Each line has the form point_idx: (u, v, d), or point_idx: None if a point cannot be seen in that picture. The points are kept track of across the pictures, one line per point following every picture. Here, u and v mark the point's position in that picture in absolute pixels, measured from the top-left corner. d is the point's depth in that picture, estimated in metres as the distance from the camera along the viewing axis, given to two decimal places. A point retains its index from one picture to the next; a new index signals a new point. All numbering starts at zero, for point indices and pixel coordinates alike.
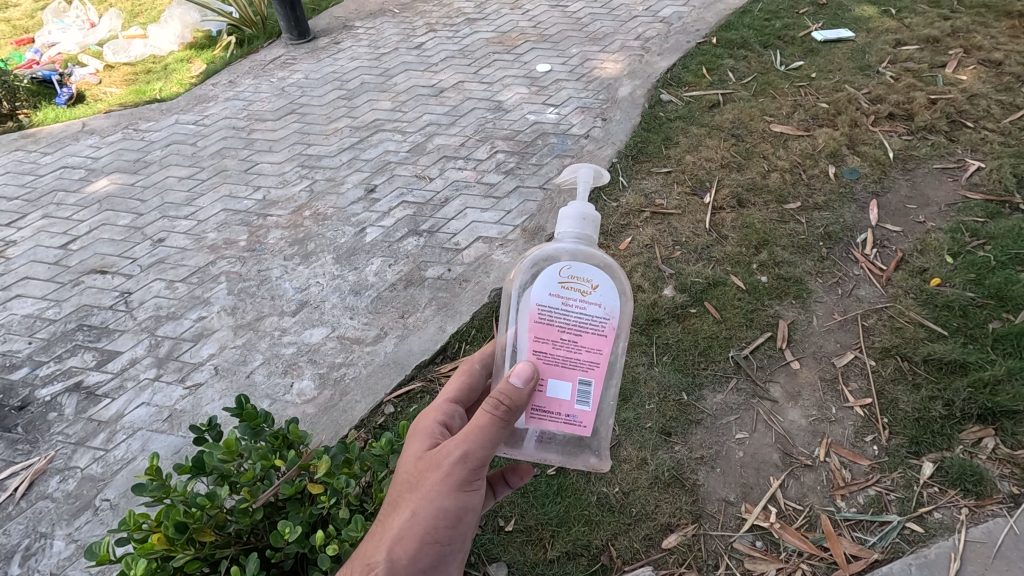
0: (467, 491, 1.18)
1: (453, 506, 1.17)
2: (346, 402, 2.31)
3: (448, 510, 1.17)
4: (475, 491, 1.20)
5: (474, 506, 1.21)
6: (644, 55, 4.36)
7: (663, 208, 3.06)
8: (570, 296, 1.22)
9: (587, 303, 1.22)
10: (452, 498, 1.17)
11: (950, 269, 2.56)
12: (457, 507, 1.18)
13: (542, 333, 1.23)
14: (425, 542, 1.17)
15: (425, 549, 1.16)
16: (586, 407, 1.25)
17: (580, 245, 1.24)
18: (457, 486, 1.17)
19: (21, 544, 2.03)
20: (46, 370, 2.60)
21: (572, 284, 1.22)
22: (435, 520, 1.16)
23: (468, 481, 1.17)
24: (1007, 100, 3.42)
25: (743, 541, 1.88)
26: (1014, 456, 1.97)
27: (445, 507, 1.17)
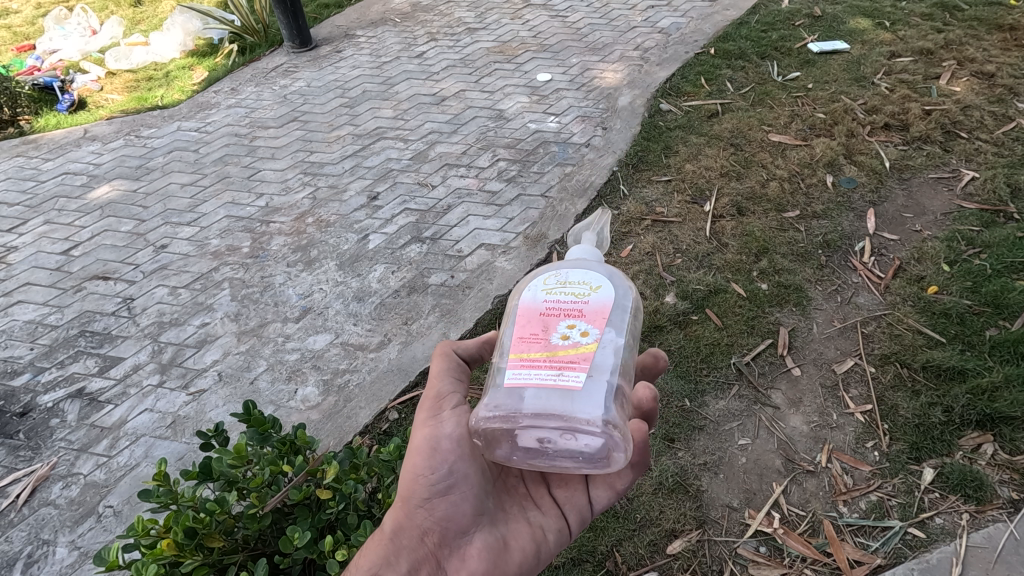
0: (432, 422, 1.35)
1: (421, 439, 1.34)
2: (351, 408, 2.31)
3: (418, 445, 1.34)
4: (442, 420, 1.35)
5: (447, 434, 1.33)
6: (643, 65, 4.41)
7: (664, 216, 3.09)
8: (568, 294, 1.30)
9: (586, 299, 1.28)
10: (420, 434, 1.35)
11: (946, 277, 2.59)
12: (427, 438, 1.34)
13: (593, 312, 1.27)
14: (410, 480, 1.33)
15: (414, 484, 1.32)
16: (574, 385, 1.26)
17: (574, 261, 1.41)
18: (421, 423, 1.36)
19: (23, 551, 2.02)
20: (47, 376, 2.58)
21: (566, 287, 1.31)
22: (412, 456, 1.34)
23: (430, 414, 1.36)
24: (999, 112, 3.48)
25: (747, 547, 1.89)
26: (1013, 461, 1.99)
27: (418, 442, 1.34)
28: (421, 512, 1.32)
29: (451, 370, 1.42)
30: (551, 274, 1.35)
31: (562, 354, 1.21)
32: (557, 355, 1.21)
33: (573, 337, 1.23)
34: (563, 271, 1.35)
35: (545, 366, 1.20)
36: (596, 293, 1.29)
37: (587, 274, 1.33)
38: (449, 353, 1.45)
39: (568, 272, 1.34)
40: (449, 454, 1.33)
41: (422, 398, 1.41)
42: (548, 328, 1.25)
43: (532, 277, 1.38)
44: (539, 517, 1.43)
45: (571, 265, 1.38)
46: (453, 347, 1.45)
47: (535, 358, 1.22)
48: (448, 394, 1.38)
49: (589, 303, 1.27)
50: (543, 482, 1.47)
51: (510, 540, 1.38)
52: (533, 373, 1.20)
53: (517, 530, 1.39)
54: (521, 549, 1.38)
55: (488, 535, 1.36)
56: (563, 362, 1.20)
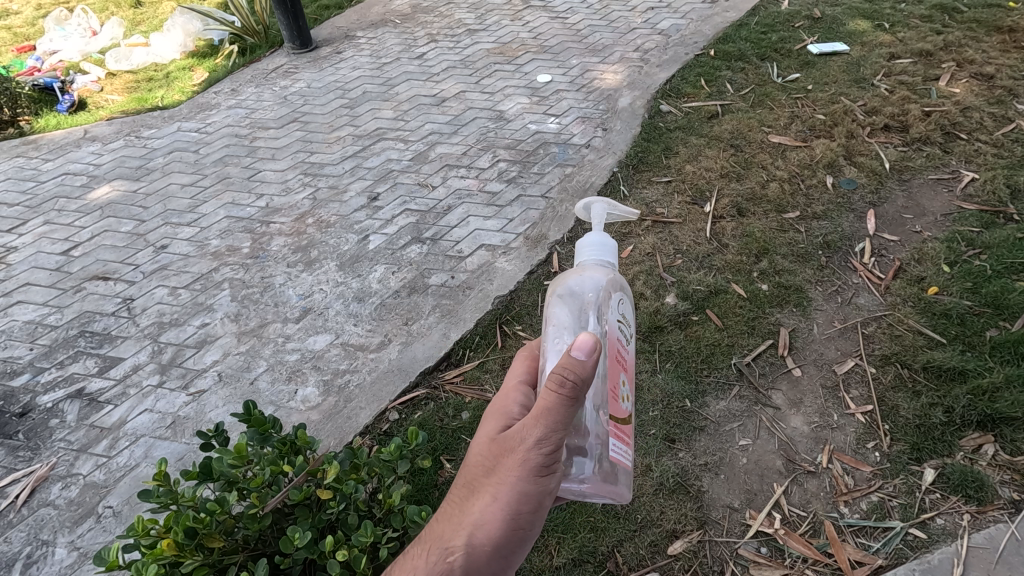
0: (547, 475, 1.17)
1: (533, 493, 1.17)
2: (351, 409, 2.31)
3: (527, 495, 1.17)
4: (555, 476, 1.18)
5: (554, 489, 1.20)
6: (643, 66, 4.41)
7: (664, 217, 3.09)
8: (627, 335, 1.29)
9: (635, 346, 1.33)
10: (530, 483, 1.17)
11: (947, 278, 2.59)
12: (538, 492, 1.17)
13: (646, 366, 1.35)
14: (509, 529, 1.20)
15: (506, 533, 1.20)
16: None
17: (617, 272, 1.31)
18: (534, 472, 1.16)
19: (22, 552, 2.01)
20: (46, 377, 2.58)
21: (627, 325, 1.29)
22: (516, 506, 1.17)
23: (546, 465, 1.16)
24: (999, 113, 3.49)
25: (748, 548, 1.89)
26: (1014, 462, 1.99)
27: (525, 493, 1.17)
28: (504, 558, 1.23)
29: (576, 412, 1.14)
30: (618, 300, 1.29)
31: (637, 425, 1.28)
32: (635, 422, 1.28)
33: (636, 400, 1.30)
34: (624, 298, 1.30)
35: (632, 438, 1.25)
36: (638, 341, 1.36)
37: (632, 314, 1.35)
38: (578, 397, 1.11)
39: (626, 305, 1.32)
40: (550, 508, 1.22)
41: (536, 438, 1.14)
42: (623, 385, 1.25)
43: (598, 291, 1.27)
44: None
45: (622, 284, 1.32)
46: (584, 384, 1.10)
47: (626, 429, 1.24)
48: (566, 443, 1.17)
49: (637, 351, 1.33)
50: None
51: None
52: (628, 445, 1.24)
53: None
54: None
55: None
56: (639, 435, 1.29)
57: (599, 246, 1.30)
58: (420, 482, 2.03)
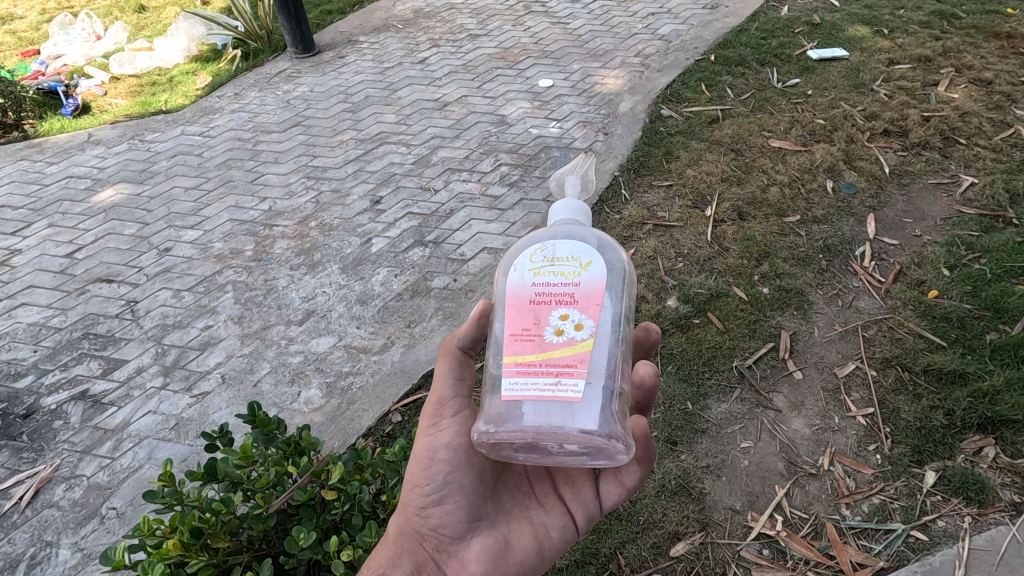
0: (432, 431, 1.37)
1: (419, 448, 1.36)
2: (354, 411, 2.32)
3: (418, 453, 1.36)
4: (441, 430, 1.36)
5: (445, 443, 1.35)
6: (644, 71, 4.44)
7: (665, 220, 3.10)
8: (557, 272, 1.26)
9: (574, 279, 1.26)
10: (420, 442, 1.37)
11: (947, 281, 2.61)
12: (425, 447, 1.36)
13: (587, 299, 1.24)
14: (409, 486, 1.35)
15: (409, 492, 1.35)
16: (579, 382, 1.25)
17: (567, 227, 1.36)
18: (423, 431, 1.38)
19: (26, 553, 2.02)
20: (51, 378, 2.59)
21: (554, 263, 1.28)
22: (409, 463, 1.37)
23: (429, 422, 1.38)
24: (997, 118, 3.51)
25: (750, 550, 1.90)
26: (1014, 464, 2.00)
27: (417, 451, 1.36)
28: (417, 519, 1.34)
29: (453, 373, 1.40)
30: (538, 249, 1.31)
31: (560, 356, 1.19)
32: (553, 358, 1.20)
33: (568, 333, 1.21)
34: (550, 245, 1.31)
35: (542, 374, 1.19)
36: (587, 272, 1.26)
37: (575, 249, 1.29)
38: (448, 351, 1.41)
39: (555, 247, 1.31)
40: (444, 464, 1.34)
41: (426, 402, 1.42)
42: (541, 322, 1.23)
43: (521, 250, 1.34)
44: (543, 516, 1.44)
45: (565, 234, 1.34)
46: (449, 341, 1.42)
47: (532, 363, 1.20)
48: (449, 400, 1.38)
49: (579, 285, 1.25)
50: (547, 482, 1.48)
51: (513, 540, 1.38)
52: (532, 382, 1.19)
53: (519, 530, 1.40)
54: (522, 549, 1.38)
55: (487, 536, 1.37)
56: (560, 367, 1.19)
57: (565, 209, 1.40)
58: None
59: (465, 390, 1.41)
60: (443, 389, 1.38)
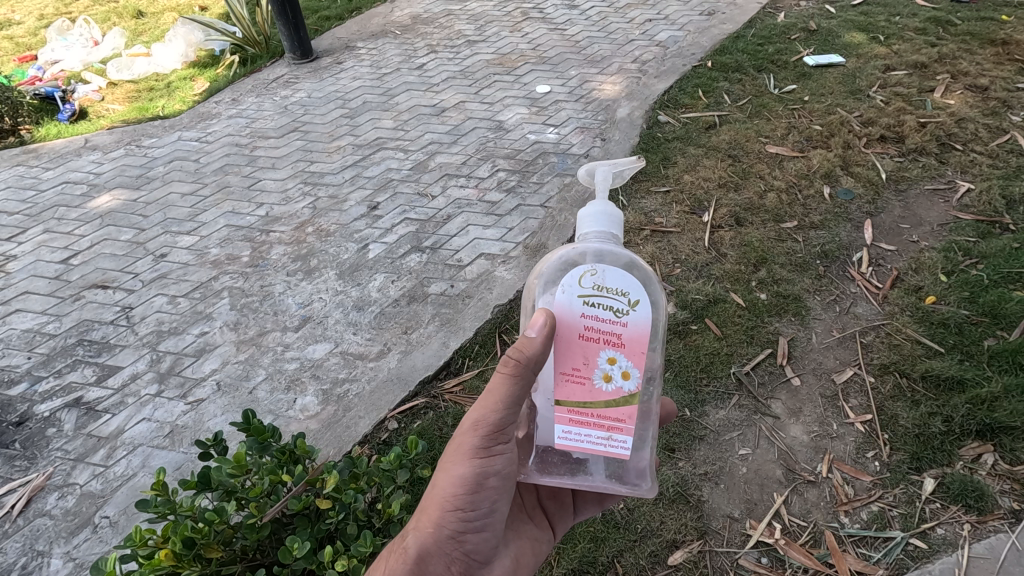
0: (485, 457, 1.25)
1: (468, 472, 1.24)
2: (350, 418, 2.31)
3: (465, 476, 1.25)
4: (495, 457, 1.26)
5: (497, 471, 1.27)
6: (642, 77, 4.45)
7: (663, 226, 3.10)
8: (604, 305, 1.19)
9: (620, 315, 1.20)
10: (467, 465, 1.25)
11: (944, 287, 2.60)
12: (475, 473, 1.26)
13: (634, 345, 1.20)
14: (446, 509, 1.26)
15: (449, 517, 1.26)
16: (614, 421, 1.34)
17: (608, 245, 1.19)
18: (472, 453, 1.25)
19: (17, 562, 1.99)
20: (44, 386, 2.57)
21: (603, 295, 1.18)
22: (454, 487, 1.25)
23: (482, 446, 1.24)
24: (993, 124, 3.52)
25: (749, 558, 1.88)
26: (1013, 471, 1.99)
27: (463, 474, 1.25)
28: (451, 545, 1.28)
29: (519, 401, 1.22)
30: (584, 271, 1.19)
31: (609, 409, 1.22)
32: (605, 411, 1.23)
33: (617, 380, 1.21)
34: (598, 268, 1.18)
35: (595, 427, 1.24)
36: (635, 311, 1.18)
37: (624, 279, 1.18)
38: (521, 375, 1.19)
39: (604, 271, 1.18)
40: (491, 489, 1.28)
41: (474, 420, 1.24)
42: (591, 364, 1.21)
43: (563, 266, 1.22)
44: (536, 531, 1.52)
45: (602, 252, 1.19)
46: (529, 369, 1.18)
47: (585, 415, 1.23)
48: (507, 427, 1.25)
49: (628, 326, 1.19)
50: (535, 496, 1.55)
51: (519, 557, 1.45)
52: (585, 434, 1.24)
53: (522, 547, 1.47)
54: (526, 565, 1.46)
55: (504, 557, 1.40)
56: (611, 423, 1.24)
57: (598, 215, 1.21)
58: (418, 492, 2.02)
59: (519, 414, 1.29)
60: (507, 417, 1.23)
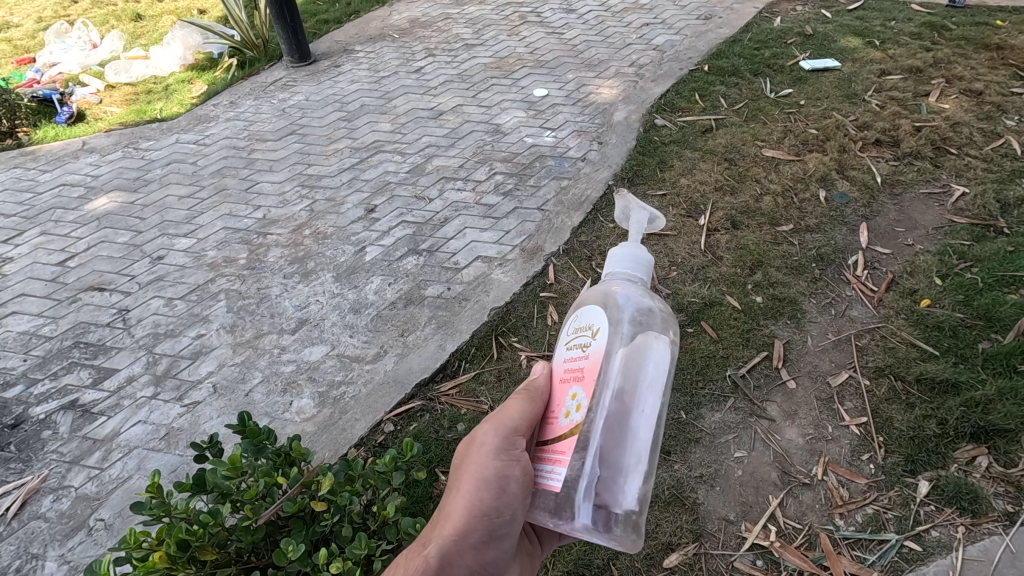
0: (507, 459, 1.28)
1: (493, 472, 1.26)
2: (346, 420, 2.31)
3: (490, 478, 1.27)
4: (517, 461, 1.29)
5: (518, 478, 1.27)
6: (639, 81, 4.46)
7: (659, 229, 3.11)
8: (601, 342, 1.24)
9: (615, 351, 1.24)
10: (491, 466, 1.28)
11: (939, 290, 2.62)
12: (499, 475, 1.27)
13: (588, 374, 1.20)
14: (472, 515, 1.27)
15: (475, 523, 1.27)
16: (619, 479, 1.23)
17: (629, 286, 1.29)
18: (495, 454, 1.29)
19: (12, 565, 1.99)
20: (40, 388, 2.57)
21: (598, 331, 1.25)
22: (477, 490, 1.27)
23: (504, 447, 1.29)
24: (988, 128, 3.54)
25: (744, 561, 1.89)
26: (1008, 474, 1.99)
27: (488, 475, 1.27)
28: (473, 552, 1.28)
29: (537, 402, 1.32)
30: (573, 319, 1.31)
31: (559, 441, 1.20)
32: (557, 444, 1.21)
33: (572, 415, 1.19)
34: (579, 313, 1.30)
35: (549, 461, 1.22)
36: (595, 340, 1.21)
37: (593, 315, 1.25)
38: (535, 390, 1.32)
39: (583, 313, 1.28)
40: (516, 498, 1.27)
41: (498, 420, 1.31)
42: (560, 401, 1.24)
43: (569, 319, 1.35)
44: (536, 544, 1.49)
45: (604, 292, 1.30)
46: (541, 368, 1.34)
47: (546, 449, 1.24)
48: (526, 431, 1.30)
49: (589, 356, 1.21)
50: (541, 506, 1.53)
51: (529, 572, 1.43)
52: (543, 469, 1.23)
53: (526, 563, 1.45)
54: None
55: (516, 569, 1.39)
56: (557, 455, 1.19)
57: (622, 259, 1.32)
58: (414, 495, 2.03)
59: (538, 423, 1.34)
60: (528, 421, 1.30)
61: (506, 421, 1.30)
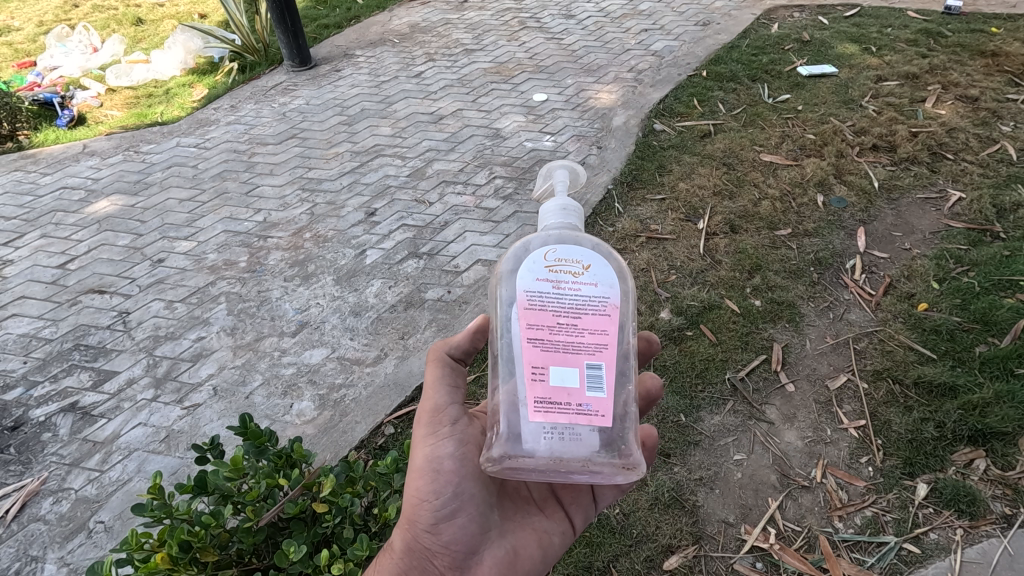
0: (433, 441, 1.33)
1: (422, 459, 1.32)
2: (346, 423, 2.31)
3: (420, 465, 1.32)
4: (443, 440, 1.33)
5: (448, 453, 1.32)
6: (638, 86, 4.49)
7: (658, 233, 3.13)
8: (561, 278, 1.26)
9: (581, 283, 1.27)
10: (420, 454, 1.33)
11: (937, 294, 2.63)
12: (429, 459, 1.32)
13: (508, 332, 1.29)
14: (414, 503, 1.31)
15: (418, 510, 1.30)
16: (599, 395, 1.20)
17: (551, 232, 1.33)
18: (421, 441, 1.35)
19: (11, 567, 1.99)
20: (40, 391, 2.57)
21: (561, 265, 1.28)
22: (413, 477, 1.32)
23: (428, 432, 1.35)
24: (984, 134, 3.57)
25: (744, 563, 1.89)
26: (1005, 477, 2.01)
27: (418, 462, 1.32)
28: (428, 537, 1.31)
29: (447, 380, 1.41)
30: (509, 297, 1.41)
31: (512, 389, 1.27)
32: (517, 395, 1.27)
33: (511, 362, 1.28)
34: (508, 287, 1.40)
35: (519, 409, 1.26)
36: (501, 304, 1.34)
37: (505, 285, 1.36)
38: (439, 357, 1.44)
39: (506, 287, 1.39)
40: (450, 475, 1.31)
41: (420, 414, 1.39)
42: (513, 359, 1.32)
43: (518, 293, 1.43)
44: (544, 522, 1.47)
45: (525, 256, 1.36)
46: (443, 349, 1.45)
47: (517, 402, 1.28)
48: (446, 407, 1.37)
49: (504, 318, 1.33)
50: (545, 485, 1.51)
51: (520, 549, 1.40)
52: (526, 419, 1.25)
53: (524, 539, 1.42)
54: (530, 556, 1.41)
55: (496, 548, 1.37)
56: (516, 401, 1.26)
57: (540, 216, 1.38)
58: None
59: (461, 397, 1.40)
60: (440, 396, 1.37)
61: (426, 406, 1.38)
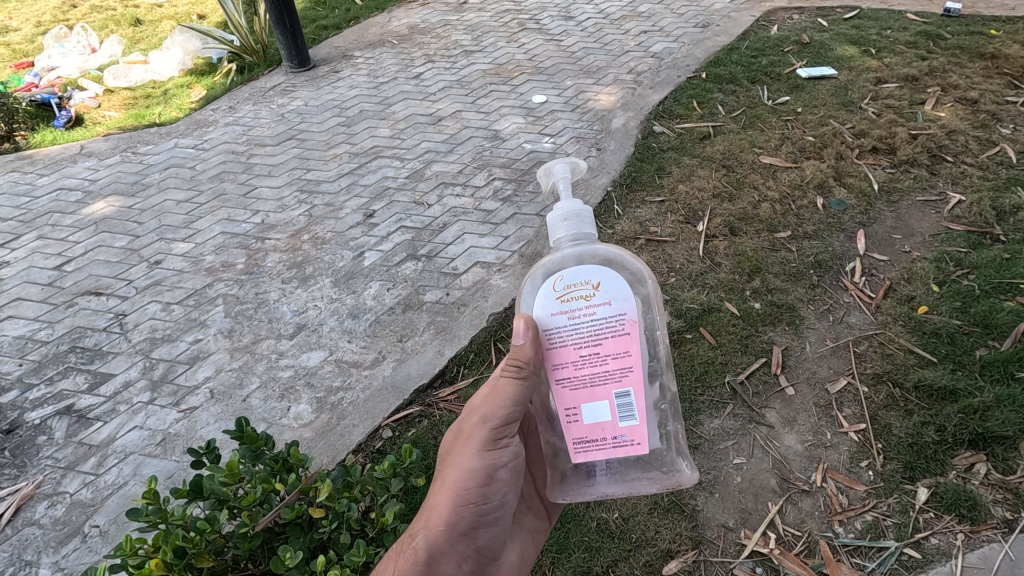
0: (492, 449, 1.30)
1: (481, 465, 1.29)
2: (344, 426, 2.30)
3: (476, 470, 1.29)
4: (502, 449, 1.31)
5: (505, 463, 1.32)
6: (637, 88, 4.48)
7: (658, 235, 3.11)
8: (575, 305, 1.22)
9: (595, 305, 1.21)
10: (479, 458, 1.30)
11: (937, 297, 2.62)
12: (486, 467, 1.30)
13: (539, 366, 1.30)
14: (461, 504, 1.29)
15: (463, 512, 1.29)
16: (632, 423, 1.25)
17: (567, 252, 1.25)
18: (482, 447, 1.30)
19: (5, 572, 1.97)
20: (35, 393, 2.55)
21: (572, 292, 1.22)
22: (466, 480, 1.29)
23: (492, 438, 1.30)
24: (983, 136, 3.56)
25: (744, 568, 1.88)
26: (1006, 481, 2.00)
27: (474, 467, 1.30)
28: (464, 541, 1.31)
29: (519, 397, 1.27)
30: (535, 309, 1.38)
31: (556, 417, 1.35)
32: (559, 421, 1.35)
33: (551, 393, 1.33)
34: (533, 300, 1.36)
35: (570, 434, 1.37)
36: None
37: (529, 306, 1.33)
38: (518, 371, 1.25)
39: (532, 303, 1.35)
40: (500, 484, 1.33)
41: (484, 414, 1.30)
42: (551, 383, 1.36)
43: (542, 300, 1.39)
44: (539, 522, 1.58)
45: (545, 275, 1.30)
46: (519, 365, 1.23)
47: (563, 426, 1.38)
48: (512, 420, 1.31)
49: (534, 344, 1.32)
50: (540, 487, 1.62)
51: (522, 549, 1.50)
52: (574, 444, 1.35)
53: (524, 539, 1.51)
54: (529, 556, 1.52)
55: (510, 553, 1.46)
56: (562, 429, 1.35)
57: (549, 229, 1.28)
58: (412, 501, 2.02)
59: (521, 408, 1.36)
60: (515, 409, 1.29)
61: (490, 412, 1.29)
